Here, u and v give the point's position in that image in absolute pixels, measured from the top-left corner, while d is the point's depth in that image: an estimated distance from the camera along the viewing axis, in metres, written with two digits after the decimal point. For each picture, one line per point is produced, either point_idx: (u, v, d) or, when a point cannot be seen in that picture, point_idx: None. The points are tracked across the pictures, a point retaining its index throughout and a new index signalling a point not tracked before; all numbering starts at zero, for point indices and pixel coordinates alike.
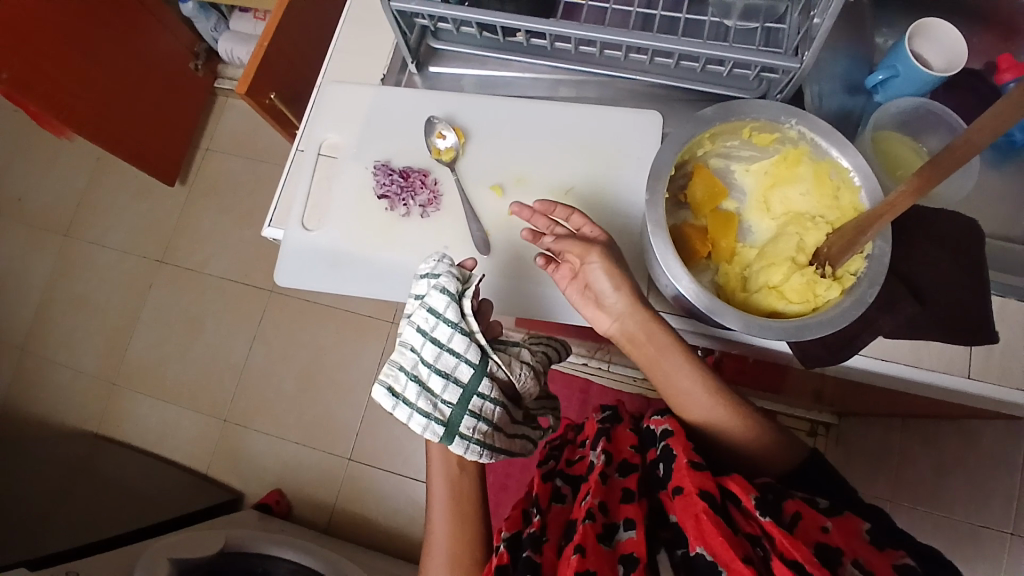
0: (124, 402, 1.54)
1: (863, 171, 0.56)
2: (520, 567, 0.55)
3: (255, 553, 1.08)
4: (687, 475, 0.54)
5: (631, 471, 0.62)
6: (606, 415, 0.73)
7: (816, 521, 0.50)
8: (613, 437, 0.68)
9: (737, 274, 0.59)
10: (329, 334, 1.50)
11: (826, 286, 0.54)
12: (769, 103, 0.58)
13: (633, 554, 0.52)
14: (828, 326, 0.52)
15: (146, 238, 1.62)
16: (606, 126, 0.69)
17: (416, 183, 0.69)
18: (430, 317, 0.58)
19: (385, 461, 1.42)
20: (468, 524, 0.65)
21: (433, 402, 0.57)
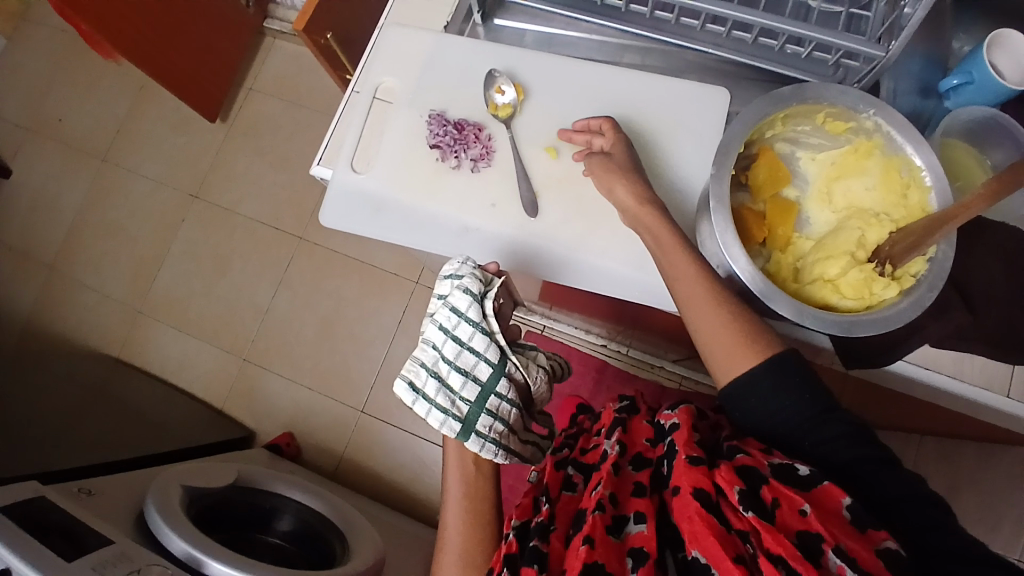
0: (148, 329, 1.57)
1: (937, 171, 0.54)
2: (527, 556, 0.55)
3: (264, 490, 1.10)
4: (684, 472, 0.49)
5: (643, 465, 0.60)
6: (624, 405, 0.70)
7: (793, 505, 0.45)
8: (629, 428, 0.66)
9: (789, 264, 0.58)
10: (352, 286, 1.51)
11: (883, 285, 0.53)
12: (847, 89, 0.56)
13: (642, 548, 0.52)
14: (881, 326, 0.51)
15: (182, 170, 1.63)
16: (670, 97, 0.67)
17: (469, 137, 0.67)
18: (451, 316, 0.60)
19: (396, 416, 1.44)
20: (481, 520, 0.65)
21: (451, 399, 0.59)
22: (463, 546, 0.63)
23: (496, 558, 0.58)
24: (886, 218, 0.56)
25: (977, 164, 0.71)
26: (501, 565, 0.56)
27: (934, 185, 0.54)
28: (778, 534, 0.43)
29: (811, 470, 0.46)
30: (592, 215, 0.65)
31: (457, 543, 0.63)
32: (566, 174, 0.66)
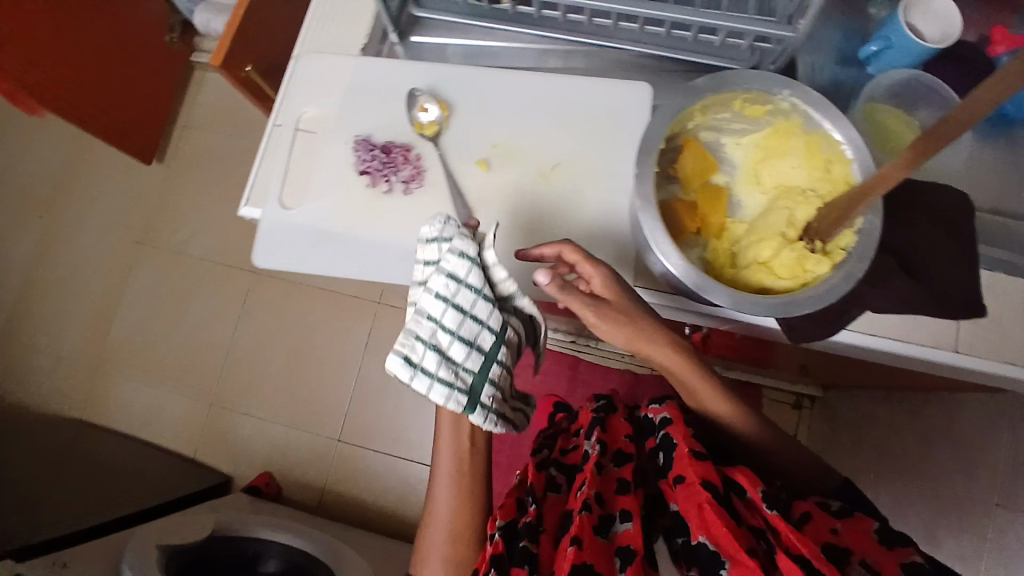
0: (108, 385, 1.51)
1: (857, 144, 0.54)
2: (516, 558, 0.56)
3: (245, 536, 1.06)
4: (690, 464, 0.56)
5: (626, 460, 0.63)
6: (601, 404, 0.74)
7: (827, 523, 0.52)
8: (609, 426, 0.69)
9: (726, 249, 0.59)
10: (313, 313, 1.48)
11: (816, 261, 0.54)
12: (760, 73, 0.55)
13: (630, 545, 0.53)
14: (816, 302, 0.52)
15: (123, 217, 1.58)
16: (594, 96, 0.67)
17: (398, 159, 0.66)
18: (449, 279, 0.53)
19: (376, 441, 1.42)
20: (471, 495, 0.65)
21: (455, 371, 0.53)
22: (454, 524, 0.64)
23: (483, 559, 0.58)
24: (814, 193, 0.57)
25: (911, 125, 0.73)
26: (489, 565, 0.56)
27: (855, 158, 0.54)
28: (797, 532, 0.49)
29: (841, 506, 0.55)
30: (532, 225, 0.64)
31: (447, 520, 0.64)
32: (500, 186, 0.65)
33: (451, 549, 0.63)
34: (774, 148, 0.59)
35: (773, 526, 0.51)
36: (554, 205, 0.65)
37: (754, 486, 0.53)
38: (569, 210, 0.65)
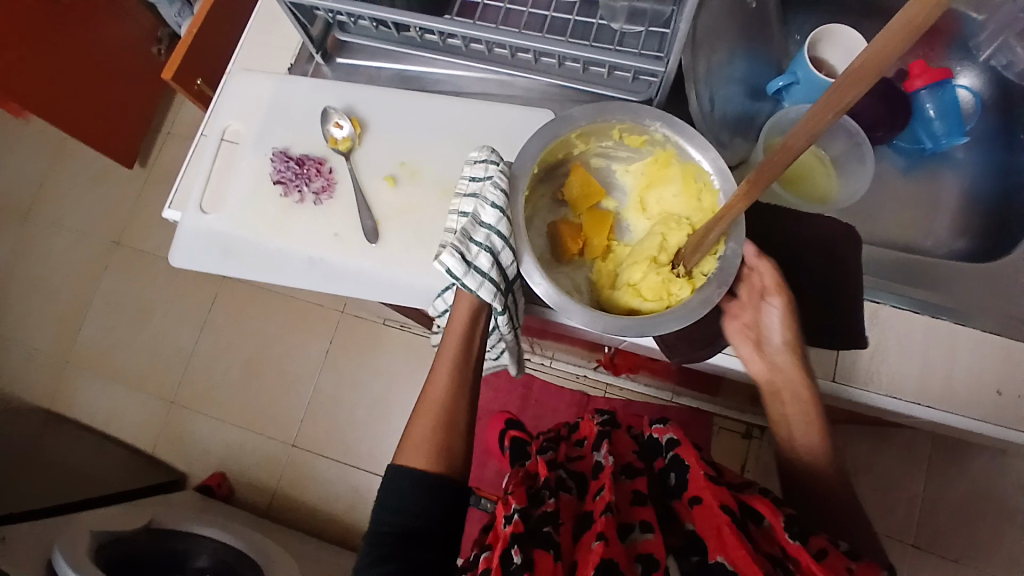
0: (75, 381, 1.55)
1: (723, 174, 0.57)
2: (539, 540, 0.56)
3: (180, 532, 1.10)
4: (706, 488, 0.60)
5: (636, 472, 0.67)
6: (605, 419, 0.79)
7: (841, 559, 0.54)
8: (612, 439, 0.74)
9: (610, 270, 0.62)
10: (276, 321, 1.52)
11: (681, 285, 0.57)
12: (631, 105, 0.59)
13: (653, 555, 0.56)
14: (680, 320, 0.55)
15: (103, 220, 1.63)
16: (499, 122, 0.71)
17: (311, 171, 0.70)
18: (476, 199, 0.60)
19: (328, 448, 1.44)
20: (464, 391, 0.57)
21: (501, 272, 0.58)
22: (440, 417, 0.56)
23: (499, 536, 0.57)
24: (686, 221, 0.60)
25: (813, 155, 0.76)
26: (508, 542, 0.55)
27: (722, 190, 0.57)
28: (817, 563, 0.53)
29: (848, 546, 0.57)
30: (432, 241, 0.68)
31: (438, 407, 0.56)
32: (403, 201, 0.69)
33: (438, 438, 0.55)
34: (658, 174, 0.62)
35: (791, 556, 0.55)
36: None
37: (776, 516, 0.57)
38: None
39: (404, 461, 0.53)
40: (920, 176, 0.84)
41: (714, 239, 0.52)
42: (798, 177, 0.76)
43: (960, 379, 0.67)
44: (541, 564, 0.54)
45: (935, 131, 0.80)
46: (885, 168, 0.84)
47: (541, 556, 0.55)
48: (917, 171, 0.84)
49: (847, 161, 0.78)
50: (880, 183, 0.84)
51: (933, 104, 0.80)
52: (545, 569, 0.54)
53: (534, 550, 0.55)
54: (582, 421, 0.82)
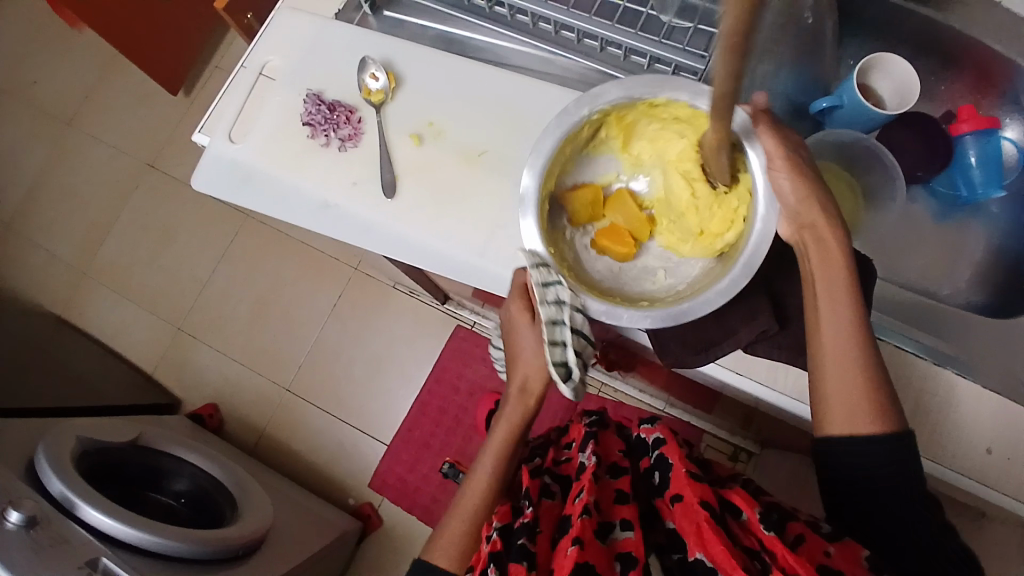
0: (91, 292, 1.60)
1: (673, 92, 0.59)
2: (514, 553, 0.57)
3: (162, 452, 1.12)
4: (688, 485, 0.60)
5: (620, 473, 0.66)
6: (593, 419, 0.75)
7: (819, 546, 0.56)
8: (600, 439, 0.71)
9: (669, 235, 0.65)
10: (290, 267, 1.54)
11: (735, 198, 0.60)
12: (551, 125, 0.60)
13: (631, 552, 0.57)
14: (767, 224, 0.57)
15: (140, 141, 1.67)
16: (529, 98, 0.71)
17: (340, 117, 0.71)
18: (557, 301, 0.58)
19: (320, 398, 1.47)
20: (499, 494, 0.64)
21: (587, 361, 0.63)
22: (479, 515, 0.62)
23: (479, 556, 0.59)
24: (685, 144, 0.62)
25: (847, 182, 0.73)
26: (485, 562, 0.57)
27: (688, 100, 0.59)
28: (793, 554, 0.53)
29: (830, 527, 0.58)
30: (446, 204, 0.69)
31: (480, 500, 0.63)
32: (424, 159, 0.70)
33: (474, 536, 0.61)
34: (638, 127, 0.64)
35: (767, 548, 0.56)
36: (471, 189, 0.69)
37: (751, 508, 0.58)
38: (481, 196, 0.69)
39: (434, 558, 0.60)
40: (951, 226, 0.82)
41: (726, 158, 0.55)
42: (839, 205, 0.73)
43: (952, 431, 0.65)
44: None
45: (972, 180, 0.78)
46: (917, 209, 0.82)
47: (515, 569, 0.56)
48: (950, 220, 0.82)
49: (880, 196, 0.75)
50: (908, 224, 0.82)
51: (976, 152, 0.77)
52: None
53: (510, 565, 0.56)
54: (573, 424, 0.78)
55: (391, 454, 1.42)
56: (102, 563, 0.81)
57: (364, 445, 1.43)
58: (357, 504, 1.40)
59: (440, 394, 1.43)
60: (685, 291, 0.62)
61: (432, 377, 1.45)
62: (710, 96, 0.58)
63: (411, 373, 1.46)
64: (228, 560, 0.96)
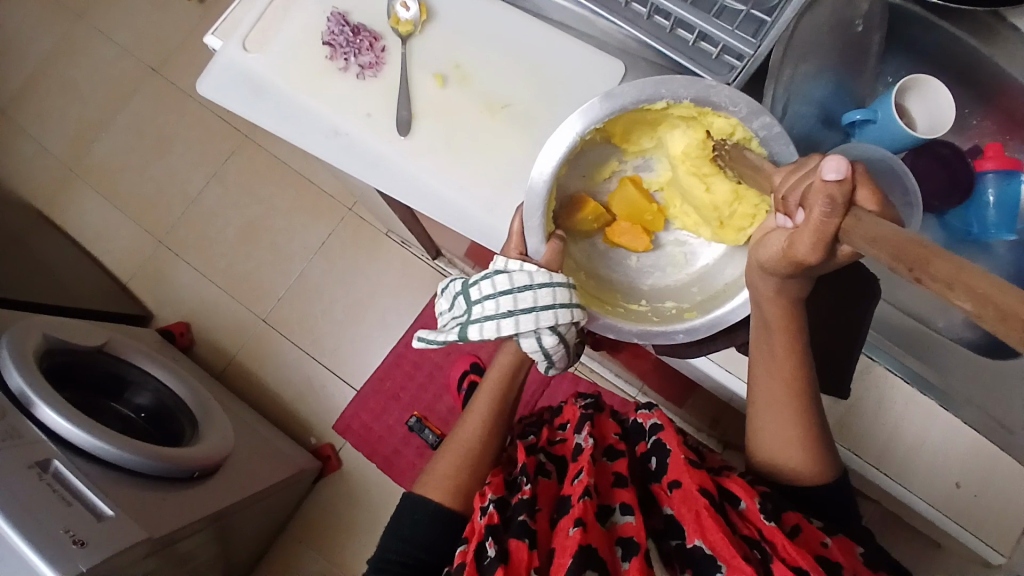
0: (75, 191, 1.55)
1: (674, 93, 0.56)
2: (514, 529, 0.57)
3: (125, 361, 1.09)
4: (687, 472, 0.59)
5: (617, 456, 0.66)
6: (588, 403, 0.75)
7: (817, 536, 0.55)
8: (596, 422, 0.71)
9: (685, 220, 0.67)
10: (285, 197, 1.50)
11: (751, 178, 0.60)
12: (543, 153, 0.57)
13: (632, 537, 0.57)
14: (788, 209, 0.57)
15: (145, 40, 1.59)
16: (563, 59, 0.69)
17: (363, 43, 0.68)
18: (491, 322, 0.57)
19: (295, 333, 1.45)
20: (493, 435, 0.70)
21: None
22: (465, 457, 0.68)
23: (476, 529, 0.59)
24: (690, 137, 0.61)
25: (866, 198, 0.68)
26: (483, 535, 0.57)
27: (691, 99, 0.57)
28: (793, 544, 0.53)
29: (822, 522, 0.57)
30: (460, 149, 0.66)
31: (462, 453, 0.68)
32: (447, 103, 0.67)
33: (452, 471, 0.66)
34: (636, 124, 0.62)
35: (768, 538, 0.54)
36: (489, 140, 0.66)
37: (751, 497, 0.57)
38: (500, 152, 0.66)
39: (424, 492, 0.65)
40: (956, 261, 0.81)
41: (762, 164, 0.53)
42: None
43: (918, 458, 0.67)
44: (516, 556, 0.55)
45: (986, 219, 0.77)
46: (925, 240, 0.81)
47: (516, 547, 0.56)
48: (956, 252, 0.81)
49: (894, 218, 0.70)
50: None
51: (995, 192, 0.77)
52: (520, 559, 0.55)
53: (510, 541, 0.56)
54: (564, 406, 0.78)
55: (359, 399, 1.40)
56: (53, 466, 0.79)
57: (333, 388, 1.42)
58: (318, 445, 1.39)
59: (417, 348, 1.42)
60: (710, 288, 0.65)
61: (411, 331, 1.43)
62: (718, 91, 0.57)
63: (390, 323, 1.44)
64: (182, 480, 0.94)
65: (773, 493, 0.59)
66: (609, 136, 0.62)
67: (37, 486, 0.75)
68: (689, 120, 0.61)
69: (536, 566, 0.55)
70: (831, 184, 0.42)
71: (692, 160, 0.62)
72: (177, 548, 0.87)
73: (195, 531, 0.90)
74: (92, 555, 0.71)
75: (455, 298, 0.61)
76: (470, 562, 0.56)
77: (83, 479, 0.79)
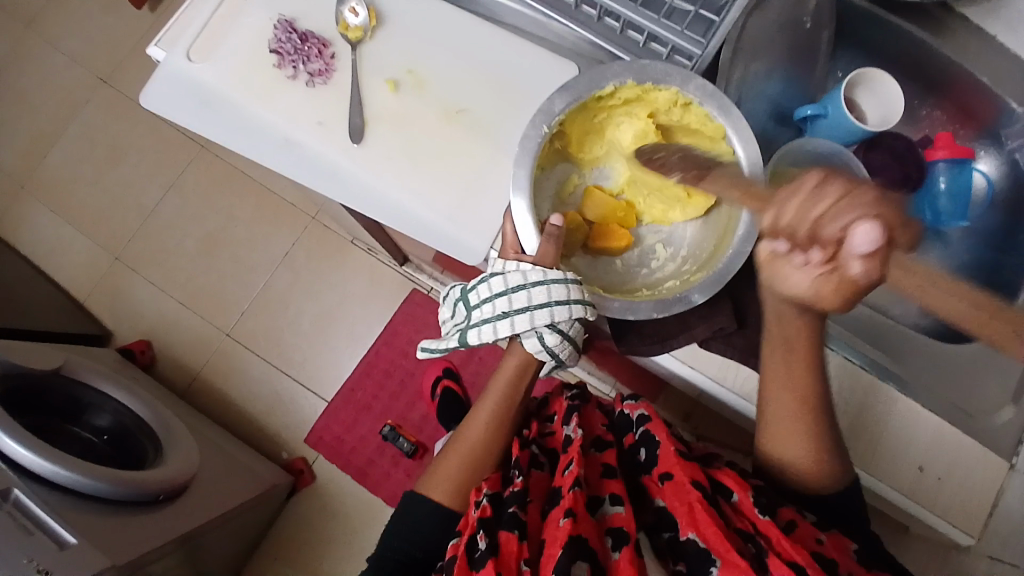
0: (24, 207, 1.49)
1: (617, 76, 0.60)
2: (505, 522, 0.57)
3: (82, 383, 1.05)
4: (679, 464, 0.59)
5: (605, 448, 0.67)
6: (574, 394, 0.76)
7: (810, 533, 0.56)
8: (584, 415, 0.72)
9: (655, 212, 0.68)
10: (246, 207, 1.47)
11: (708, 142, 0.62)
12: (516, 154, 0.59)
13: (622, 529, 0.56)
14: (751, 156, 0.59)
15: (93, 50, 1.54)
16: (517, 62, 0.69)
17: (312, 50, 0.67)
18: (489, 325, 0.57)
19: (261, 346, 1.42)
20: (499, 437, 0.67)
21: None
22: (471, 457, 0.65)
23: (469, 522, 0.59)
24: (637, 123, 0.64)
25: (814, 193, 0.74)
26: (475, 528, 0.57)
27: (632, 79, 0.60)
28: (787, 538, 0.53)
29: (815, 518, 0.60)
30: (418, 156, 0.65)
31: (468, 454, 0.65)
32: (401, 108, 0.66)
33: (457, 472, 0.64)
34: (586, 131, 0.65)
35: (761, 533, 0.55)
36: (445, 145, 0.66)
37: (744, 490, 0.57)
38: (458, 157, 0.65)
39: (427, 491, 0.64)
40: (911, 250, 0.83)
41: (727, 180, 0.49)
42: None
43: (881, 446, 0.69)
44: (505, 547, 0.55)
45: (938, 208, 0.79)
46: None
47: (507, 538, 0.55)
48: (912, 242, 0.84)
49: None
50: None
51: (947, 181, 0.77)
52: (510, 551, 0.54)
53: (500, 533, 0.56)
54: (552, 398, 0.79)
55: (330, 411, 1.38)
56: (14, 495, 0.76)
57: (303, 400, 1.39)
58: (290, 459, 1.36)
59: (388, 356, 1.40)
60: (700, 252, 0.65)
61: (382, 339, 1.41)
62: (652, 67, 0.60)
63: (360, 332, 1.42)
64: (146, 503, 0.91)
65: (767, 490, 0.61)
66: (567, 139, 0.64)
67: None
68: (631, 109, 0.64)
69: (526, 558, 0.54)
70: (868, 254, 0.39)
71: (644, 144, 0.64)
72: (148, 572, 0.85)
73: (166, 554, 0.88)
74: None
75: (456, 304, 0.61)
76: (461, 552, 0.56)
77: (44, 508, 0.76)
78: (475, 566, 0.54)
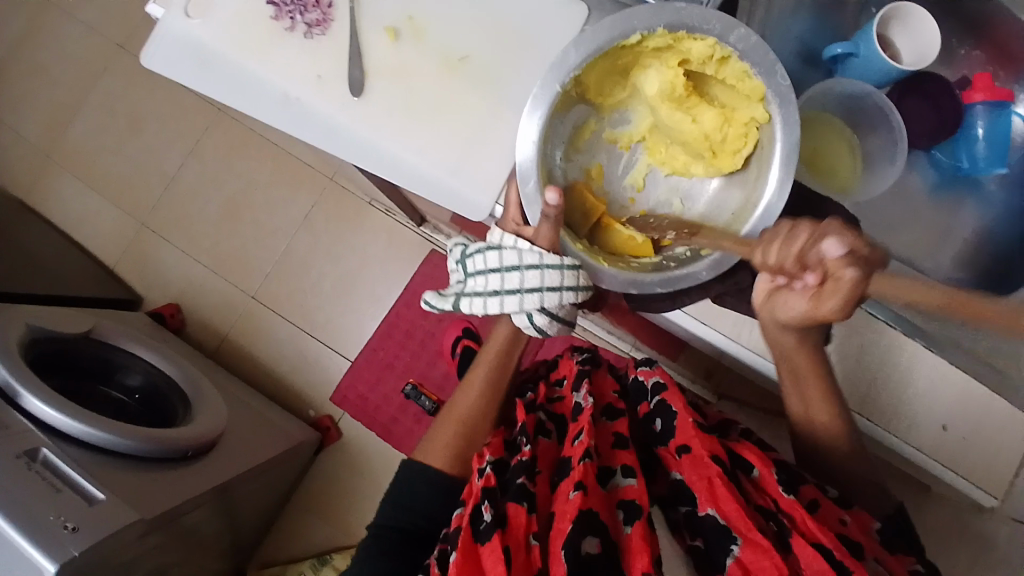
0: (52, 176, 1.52)
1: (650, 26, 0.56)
2: (512, 493, 0.57)
3: (112, 346, 1.08)
4: (696, 437, 0.59)
5: (617, 416, 0.66)
6: (584, 358, 0.75)
7: (834, 513, 0.56)
8: (594, 381, 0.71)
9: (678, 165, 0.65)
10: (264, 170, 1.47)
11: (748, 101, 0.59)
12: (531, 115, 0.57)
13: (634, 501, 0.56)
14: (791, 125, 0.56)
15: (108, 15, 1.53)
16: (522, 7, 0.66)
17: (309, 0, 0.65)
18: (479, 299, 0.58)
19: (285, 308, 1.44)
20: (487, 404, 0.70)
21: None
22: (461, 426, 0.68)
23: (473, 490, 0.59)
24: (666, 73, 0.61)
25: (846, 144, 0.69)
26: (479, 498, 0.57)
27: (665, 27, 0.56)
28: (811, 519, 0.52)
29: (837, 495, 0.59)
30: (419, 110, 0.63)
31: (458, 421, 0.69)
32: (401, 58, 0.64)
33: (445, 439, 0.67)
34: (608, 74, 0.61)
35: (783, 511, 0.54)
36: (446, 96, 0.64)
37: (766, 466, 0.57)
38: (461, 109, 0.63)
39: (425, 460, 0.66)
40: (947, 200, 0.79)
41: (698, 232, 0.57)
42: (831, 175, 0.69)
43: (906, 404, 0.67)
44: (514, 520, 0.55)
45: (976, 153, 0.73)
46: (913, 179, 0.78)
47: (515, 510, 0.55)
48: (947, 192, 0.79)
49: (875, 159, 0.70)
50: (899, 196, 0.78)
51: (985, 125, 0.72)
52: (518, 524, 0.54)
53: (507, 505, 0.56)
54: (561, 360, 0.78)
55: (353, 371, 1.41)
56: (42, 454, 0.80)
57: (327, 360, 1.42)
58: (316, 417, 1.40)
59: (408, 317, 1.41)
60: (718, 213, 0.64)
61: (402, 300, 1.41)
62: (689, 13, 0.56)
63: (380, 293, 1.42)
64: (176, 460, 0.95)
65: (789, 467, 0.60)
66: (584, 88, 0.61)
67: (28, 475, 0.76)
68: (662, 56, 0.60)
69: (535, 531, 0.55)
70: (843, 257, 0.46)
71: (673, 97, 0.62)
72: (181, 523, 0.89)
73: (198, 507, 0.92)
74: (86, 537, 0.73)
75: (455, 264, 0.62)
76: (466, 522, 0.56)
77: (74, 467, 0.80)
78: (480, 539, 0.54)
